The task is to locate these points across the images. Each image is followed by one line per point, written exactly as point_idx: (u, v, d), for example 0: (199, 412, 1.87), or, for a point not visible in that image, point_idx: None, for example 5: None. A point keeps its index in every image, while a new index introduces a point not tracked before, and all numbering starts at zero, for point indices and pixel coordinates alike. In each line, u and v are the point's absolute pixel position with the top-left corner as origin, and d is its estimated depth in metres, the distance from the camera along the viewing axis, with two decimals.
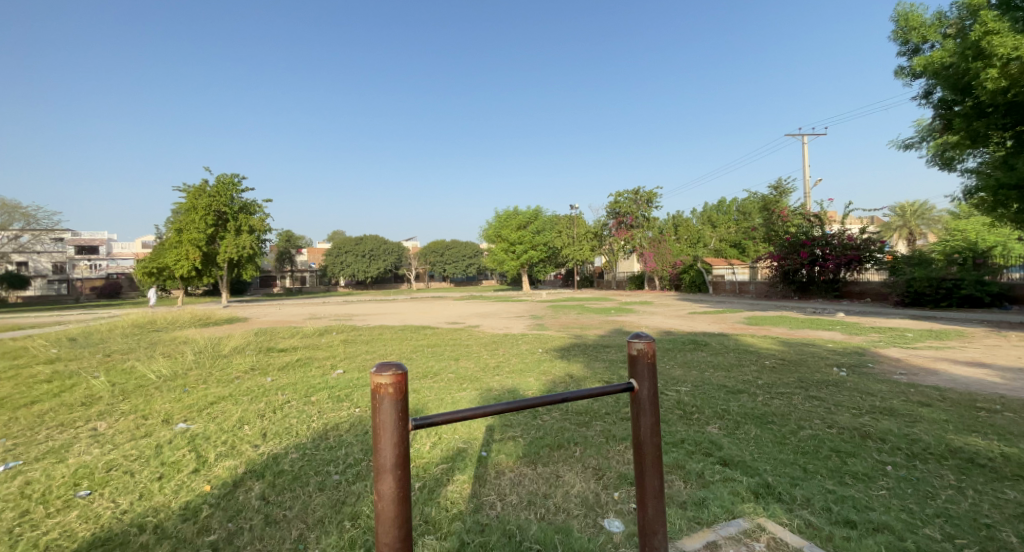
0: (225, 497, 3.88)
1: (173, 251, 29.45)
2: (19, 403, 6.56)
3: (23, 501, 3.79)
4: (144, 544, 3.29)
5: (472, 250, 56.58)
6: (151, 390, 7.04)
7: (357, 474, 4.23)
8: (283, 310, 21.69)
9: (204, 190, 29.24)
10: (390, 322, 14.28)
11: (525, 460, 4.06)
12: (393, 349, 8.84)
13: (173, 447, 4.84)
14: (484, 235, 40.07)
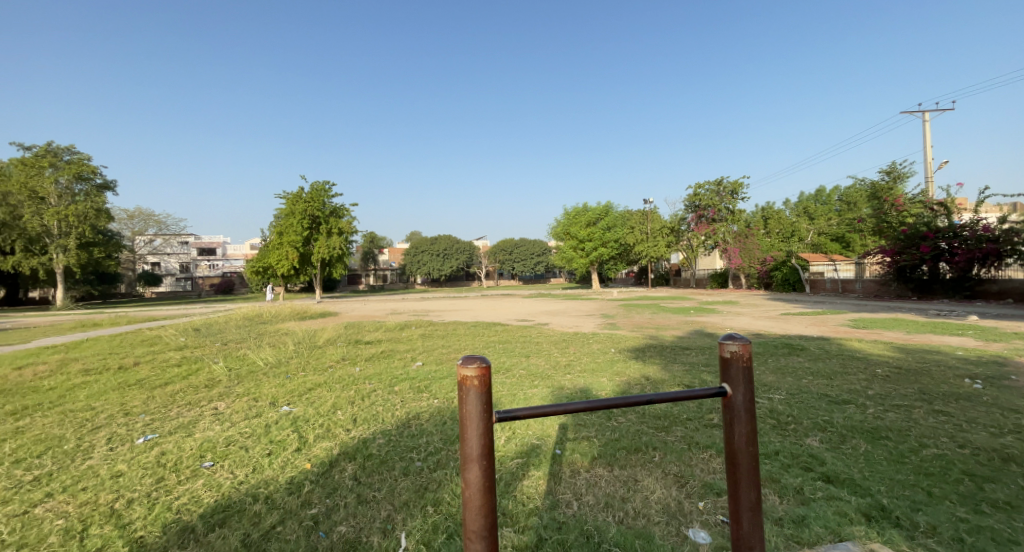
0: (323, 475, 4.08)
1: (275, 252, 31.24)
2: (156, 383, 7.36)
3: (161, 468, 4.21)
4: (257, 512, 3.52)
5: (540, 248, 56.35)
6: (260, 375, 7.62)
7: (438, 461, 4.33)
8: (369, 306, 22.77)
9: (300, 197, 31.41)
10: (465, 318, 14.56)
11: (600, 461, 3.93)
12: (467, 344, 8.93)
13: (278, 427, 5.18)
14: (554, 232, 39.91)
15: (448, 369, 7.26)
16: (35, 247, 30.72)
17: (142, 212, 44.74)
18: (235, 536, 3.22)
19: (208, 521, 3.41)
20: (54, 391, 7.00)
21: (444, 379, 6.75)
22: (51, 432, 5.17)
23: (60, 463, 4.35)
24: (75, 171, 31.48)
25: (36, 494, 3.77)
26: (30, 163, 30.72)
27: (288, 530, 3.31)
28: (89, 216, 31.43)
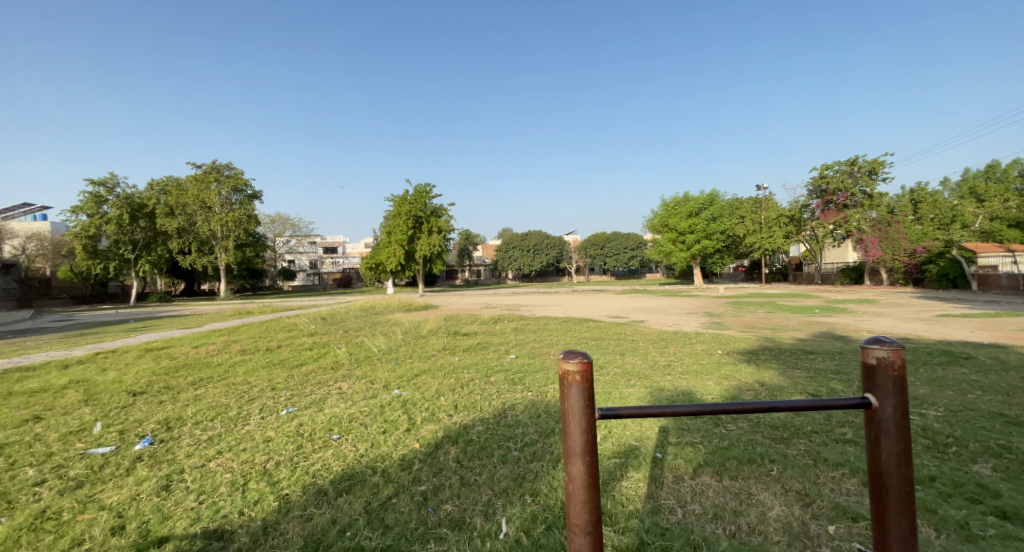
0: (430, 456, 4.47)
1: (386, 251, 33.62)
2: (292, 363, 8.35)
3: (300, 437, 4.90)
4: (376, 483, 3.97)
5: (634, 242, 53.14)
6: (374, 360, 8.26)
7: (534, 453, 4.44)
8: (467, 299, 23.54)
9: (405, 199, 33.17)
10: (556, 313, 14.55)
11: (707, 470, 3.62)
12: (560, 339, 8.83)
13: (390, 408, 5.68)
14: (650, 224, 38.68)
15: (542, 362, 7.16)
16: (202, 247, 35.69)
17: (280, 217, 48.79)
18: (359, 503, 3.66)
19: (337, 486, 3.92)
20: (217, 368, 8.31)
21: (538, 372, 6.66)
22: (218, 402, 6.22)
23: (226, 427, 5.24)
24: (233, 183, 35.47)
25: (209, 451, 4.58)
26: (199, 177, 34.94)
27: (402, 502, 3.69)
28: (243, 221, 35.80)
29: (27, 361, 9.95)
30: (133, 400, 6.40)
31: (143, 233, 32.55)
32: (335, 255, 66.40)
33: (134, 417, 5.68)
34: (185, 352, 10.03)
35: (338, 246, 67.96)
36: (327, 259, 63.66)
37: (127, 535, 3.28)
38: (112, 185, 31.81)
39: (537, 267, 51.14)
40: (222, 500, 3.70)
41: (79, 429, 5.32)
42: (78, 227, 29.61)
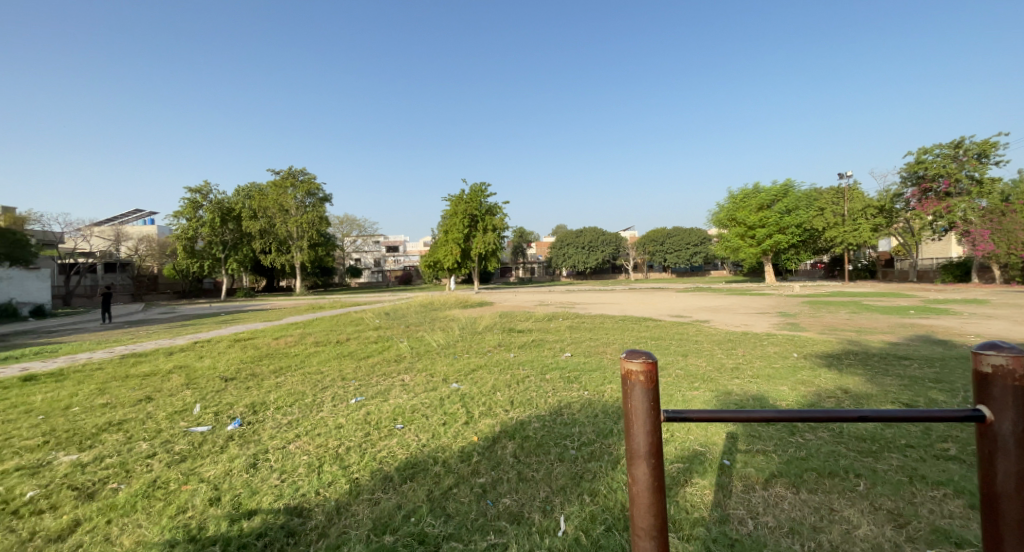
0: (488, 449, 4.47)
1: (441, 247, 34.78)
2: (359, 355, 8.70)
3: (367, 425, 5.12)
4: (437, 473, 4.07)
5: (698, 237, 50.32)
6: (433, 354, 8.41)
7: (592, 453, 4.32)
8: (523, 297, 23.61)
9: (461, 198, 33.62)
10: (613, 311, 14.25)
11: (782, 481, 3.37)
12: (618, 338, 8.60)
13: (449, 401, 5.76)
14: (716, 218, 37.30)
15: (597, 362, 6.95)
16: (281, 246, 37.63)
17: (348, 218, 51.23)
18: (421, 491, 3.77)
19: (402, 473, 4.07)
20: (294, 357, 8.86)
21: (594, 372, 6.48)
22: (295, 389, 6.61)
23: (303, 413, 5.59)
24: (306, 187, 37.08)
25: (288, 435, 4.92)
26: (278, 182, 36.90)
27: (461, 493, 3.77)
28: (316, 223, 37.28)
29: (135, 347, 11.02)
30: (225, 384, 6.98)
31: (232, 234, 35.59)
32: (396, 252, 68.33)
33: (226, 400, 6.19)
34: (267, 342, 10.74)
35: (400, 244, 69.75)
36: (389, 258, 65.37)
37: (222, 505, 3.62)
38: (208, 191, 34.63)
39: (593, 264, 50.26)
40: (301, 479, 3.97)
41: (180, 410, 5.88)
42: (180, 229, 33.51)
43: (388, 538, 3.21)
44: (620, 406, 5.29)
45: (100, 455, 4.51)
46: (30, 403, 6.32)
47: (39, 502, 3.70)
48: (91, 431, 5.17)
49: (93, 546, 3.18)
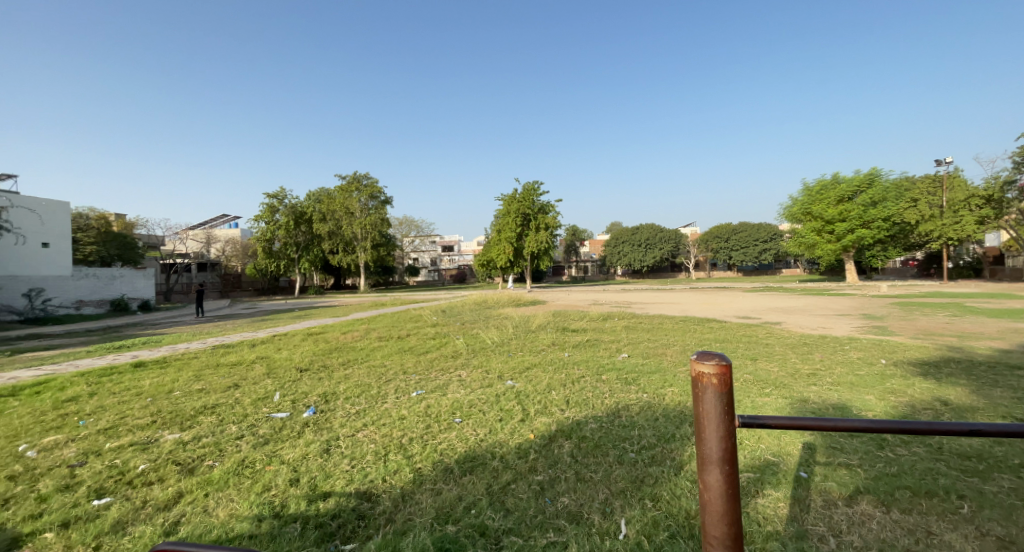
0: (545, 447, 4.38)
1: (496, 247, 35.09)
2: (419, 350, 8.87)
3: (427, 417, 5.19)
4: (496, 468, 4.06)
5: (768, 232, 47.62)
6: (487, 351, 8.44)
7: (653, 457, 4.15)
8: (576, 296, 23.45)
9: (514, 198, 33.68)
10: (672, 311, 13.80)
11: (869, 498, 3.10)
12: (677, 340, 8.30)
13: (505, 398, 5.73)
14: (789, 213, 35.39)
15: (656, 365, 6.70)
16: (347, 247, 39.60)
17: (405, 220, 53.03)
18: (481, 484, 3.79)
19: (461, 466, 4.10)
20: (360, 351, 9.16)
21: (653, 374, 6.25)
22: (362, 381, 6.82)
23: (369, 404, 5.76)
24: (370, 191, 38.40)
25: (356, 423, 5.09)
26: (344, 186, 38.35)
27: (520, 489, 3.73)
28: (379, 224, 38.73)
29: (222, 339, 11.85)
30: (300, 375, 7.32)
31: (305, 236, 37.24)
32: (451, 251, 69.58)
33: (302, 389, 6.48)
34: (335, 336, 11.20)
35: (455, 244, 70.95)
36: (445, 257, 66.47)
37: (300, 486, 3.84)
38: (284, 197, 36.35)
39: (649, 263, 48.99)
40: (369, 466, 4.13)
41: (262, 397, 6.21)
42: (259, 232, 35.14)
43: (450, 529, 3.26)
44: (682, 409, 5.06)
45: (197, 435, 4.90)
46: (141, 386, 6.94)
47: (149, 474, 4.08)
48: (189, 413, 5.60)
49: (191, 517, 3.46)
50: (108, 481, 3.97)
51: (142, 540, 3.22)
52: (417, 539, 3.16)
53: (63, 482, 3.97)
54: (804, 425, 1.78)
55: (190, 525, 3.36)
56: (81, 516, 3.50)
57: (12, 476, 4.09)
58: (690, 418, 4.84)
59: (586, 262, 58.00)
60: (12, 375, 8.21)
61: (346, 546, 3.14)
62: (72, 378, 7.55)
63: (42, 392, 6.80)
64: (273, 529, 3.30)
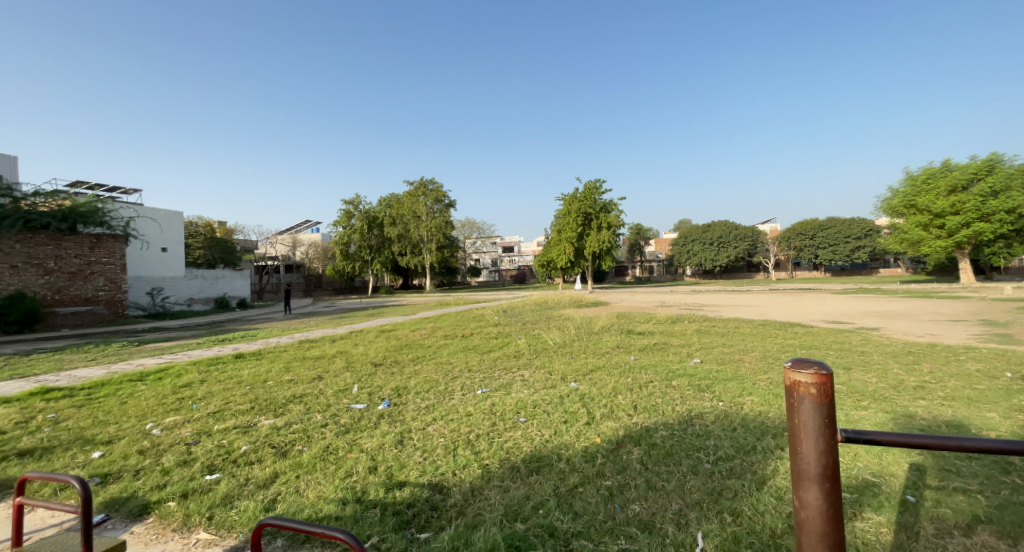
0: (613, 452, 4.20)
1: (556, 247, 34.93)
2: (482, 349, 8.89)
3: (493, 415, 5.15)
4: (563, 470, 3.92)
5: (864, 227, 43.78)
6: (550, 352, 8.30)
7: (731, 469, 3.85)
8: (641, 296, 22.86)
9: (575, 197, 33.34)
10: (749, 314, 13.03)
11: (994, 530, 2.69)
12: (755, 346, 7.78)
13: (570, 400, 5.57)
14: (889, 205, 32.57)
15: (732, 372, 6.28)
16: (415, 249, 40.56)
17: (468, 222, 54.44)
18: (548, 485, 3.67)
19: (528, 465, 4.00)
20: (428, 348, 9.32)
21: (730, 381, 5.88)
22: (430, 377, 6.91)
23: (438, 399, 5.81)
24: (435, 195, 39.15)
25: (427, 418, 5.14)
26: (411, 191, 39.38)
27: (588, 493, 3.58)
28: (444, 227, 39.48)
29: (305, 334, 12.53)
30: (375, 369, 7.54)
31: (377, 239, 39.50)
32: (512, 252, 70.01)
33: (378, 383, 6.66)
34: (405, 334, 11.50)
35: (515, 245, 71.16)
36: (505, 258, 66.78)
37: (378, 474, 3.92)
38: (359, 203, 38.60)
39: (723, 263, 46.99)
40: (440, 459, 4.13)
41: (341, 388, 6.45)
42: (337, 236, 37.99)
43: (520, 526, 3.18)
44: (763, 420, 4.68)
45: (289, 421, 5.15)
46: (240, 375, 7.44)
47: (249, 455, 4.33)
48: (281, 401, 5.91)
49: (286, 496, 3.61)
50: (217, 459, 4.26)
51: (246, 513, 3.38)
52: (488, 534, 3.10)
53: (181, 458, 4.29)
54: (923, 443, 1.59)
55: (285, 503, 3.51)
56: (197, 489, 3.76)
57: (138, 450, 4.48)
58: (773, 430, 4.46)
59: (652, 261, 56.24)
60: (134, 363, 9.10)
61: (421, 535, 3.16)
62: (183, 367, 8.25)
63: (162, 378, 7.46)
64: (356, 512, 3.37)
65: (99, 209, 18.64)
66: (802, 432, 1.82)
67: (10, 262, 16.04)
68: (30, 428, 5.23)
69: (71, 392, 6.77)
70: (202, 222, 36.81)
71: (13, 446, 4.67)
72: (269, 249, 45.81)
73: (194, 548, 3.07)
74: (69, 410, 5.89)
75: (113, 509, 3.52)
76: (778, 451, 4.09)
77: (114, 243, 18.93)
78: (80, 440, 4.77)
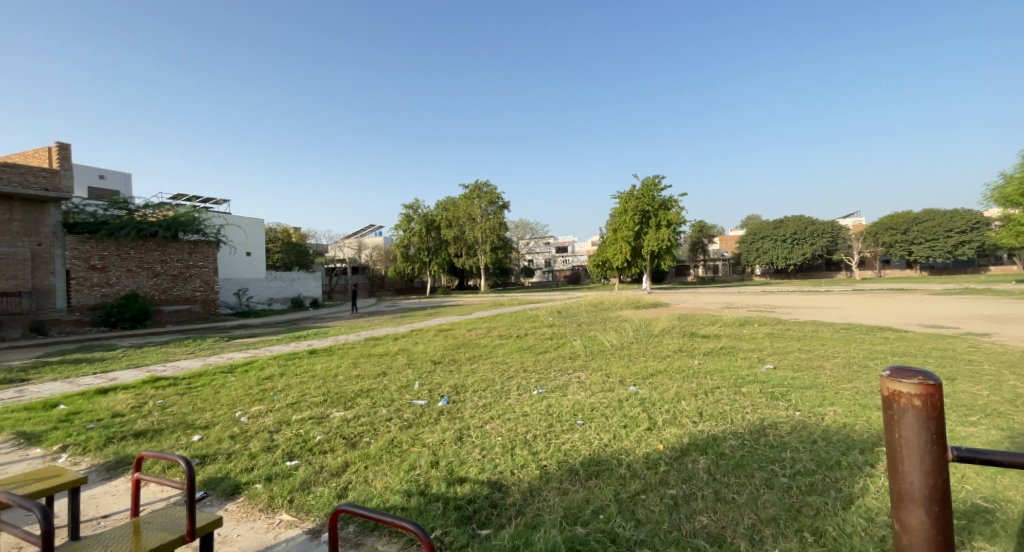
0: (677, 460, 3.96)
1: (612, 247, 34.38)
2: (538, 350, 8.77)
3: (549, 416, 5.02)
4: (623, 475, 3.74)
5: (971, 219, 39.45)
6: (608, 354, 8.06)
7: (812, 486, 3.51)
8: (704, 298, 21.85)
9: (633, 194, 32.61)
10: (828, 318, 12.11)
11: None
12: (837, 352, 7.20)
13: (629, 404, 5.35)
14: (1001, 196, 29.38)
15: (810, 380, 5.81)
16: (470, 251, 40.97)
17: (524, 222, 54.67)
18: (609, 491, 3.51)
19: (587, 469, 3.84)
20: (484, 347, 9.32)
21: (808, 390, 5.43)
22: (486, 376, 6.87)
23: (495, 398, 5.75)
24: (490, 197, 39.66)
25: (484, 416, 5.09)
26: (467, 194, 40.08)
27: (651, 501, 3.38)
28: (498, 228, 39.83)
29: (369, 332, 12.90)
30: (433, 366, 7.62)
31: (435, 242, 40.24)
32: (566, 253, 69.39)
33: (437, 380, 6.70)
34: (462, 333, 11.58)
35: (569, 245, 70.42)
36: (559, 258, 66.03)
37: (440, 469, 3.90)
38: (418, 207, 39.65)
39: (796, 261, 44.22)
40: (498, 457, 4.07)
41: (404, 385, 6.54)
42: (398, 239, 39.14)
43: (580, 530, 3.04)
44: (847, 434, 4.28)
45: (357, 414, 5.26)
46: (314, 369, 7.75)
47: (324, 444, 4.44)
48: (350, 395, 6.08)
49: (356, 485, 3.67)
50: (297, 447, 4.40)
51: (321, 499, 3.46)
52: (548, 535, 2.99)
53: (265, 444, 4.48)
54: None
55: (357, 492, 3.56)
56: (279, 473, 3.89)
57: (230, 435, 4.73)
58: (861, 444, 4.05)
59: (716, 260, 53.81)
60: (224, 356, 9.72)
61: (482, 531, 3.10)
62: (265, 361, 8.70)
63: (248, 371, 7.91)
64: (420, 505, 3.37)
65: (196, 217, 20.00)
66: (904, 449, 1.58)
67: (126, 266, 17.74)
68: (142, 412, 5.66)
69: (174, 381, 7.30)
70: (279, 227, 39.10)
71: (130, 427, 5.06)
72: (337, 252, 47.94)
73: (277, 529, 3.16)
74: (173, 397, 6.34)
75: (211, 487, 3.71)
76: (866, 468, 3.71)
77: (208, 249, 20.35)
78: (182, 425, 5.11)
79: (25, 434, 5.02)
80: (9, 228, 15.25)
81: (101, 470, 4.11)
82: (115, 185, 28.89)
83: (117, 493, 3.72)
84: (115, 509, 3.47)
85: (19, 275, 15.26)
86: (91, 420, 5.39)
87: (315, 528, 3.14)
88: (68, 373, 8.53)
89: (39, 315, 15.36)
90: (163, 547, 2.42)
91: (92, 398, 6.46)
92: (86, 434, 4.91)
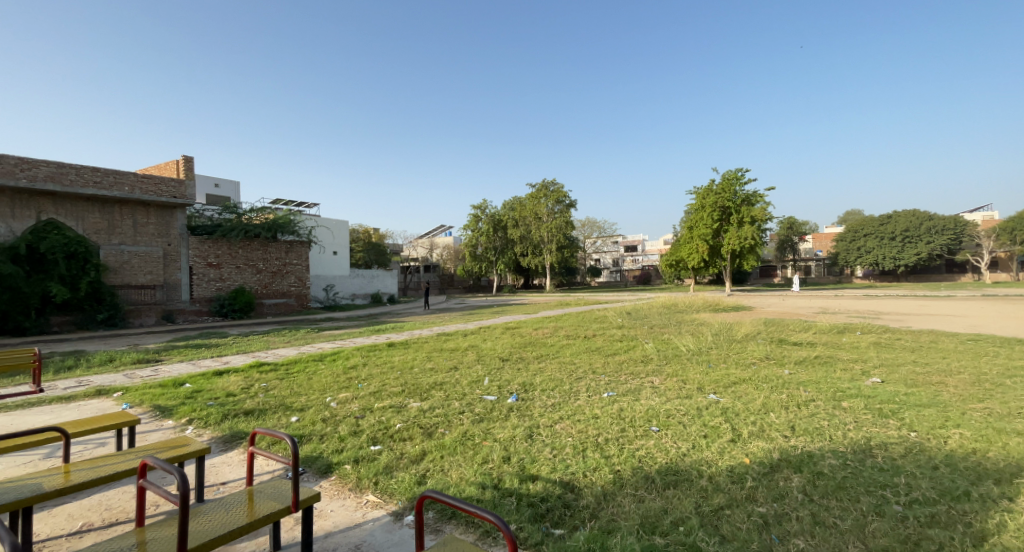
0: (767, 476, 3.64)
1: (688, 245, 33.14)
2: (607, 351, 8.52)
3: (621, 420, 4.83)
4: (704, 488, 3.48)
5: None
6: (684, 359, 7.67)
7: (933, 518, 3.06)
8: (793, 302, 20.31)
9: (712, 189, 31.07)
10: (952, 327, 10.77)
11: None
12: (964, 367, 6.37)
13: (709, 413, 5.02)
14: None
15: (928, 398, 5.16)
16: (536, 250, 41.12)
17: (592, 222, 54.05)
18: (689, 502, 3.28)
19: (664, 478, 3.62)
20: (552, 346, 9.23)
21: (925, 409, 4.84)
22: (555, 376, 6.76)
23: (564, 398, 5.64)
24: (555, 195, 38.48)
25: (553, 415, 4.99)
26: (533, 193, 39.39)
27: (737, 517, 3.12)
28: (563, 227, 39.04)
29: (443, 327, 13.21)
30: (503, 364, 7.62)
31: (501, 241, 40.73)
32: (635, 251, 67.21)
33: (507, 377, 6.69)
34: (530, 331, 11.53)
35: (638, 244, 68.43)
36: (628, 257, 63.80)
37: (512, 464, 3.85)
38: (486, 207, 40.26)
39: (909, 261, 39.96)
40: (569, 459, 3.94)
41: (474, 380, 6.59)
42: (466, 239, 39.99)
43: (658, 540, 2.87)
44: (977, 462, 3.75)
45: (432, 405, 5.36)
46: (391, 362, 8.00)
47: (403, 432, 4.54)
48: (425, 386, 6.20)
49: (433, 473, 3.70)
50: (379, 433, 4.53)
51: (403, 484, 3.51)
52: (624, 542, 2.85)
53: (352, 428, 4.64)
54: None
55: (434, 480, 3.59)
56: (363, 457, 4.00)
57: (322, 418, 4.97)
58: (997, 475, 3.53)
59: (808, 260, 49.72)
60: (315, 346, 10.32)
61: (556, 531, 3.01)
62: (351, 351, 9.12)
63: (336, 360, 8.34)
64: (494, 498, 3.33)
65: (291, 219, 21.24)
66: None
67: (235, 263, 19.35)
68: (249, 393, 6.09)
69: (275, 367, 7.81)
70: (360, 227, 41.10)
71: (241, 406, 5.46)
72: (411, 251, 49.58)
73: (365, 508, 3.25)
74: (274, 381, 6.77)
75: (308, 464, 3.91)
76: (1001, 502, 3.21)
77: (302, 248, 21.61)
78: (283, 406, 5.44)
79: (160, 407, 5.57)
80: (147, 230, 17.12)
81: (220, 442, 4.45)
82: (227, 192, 31.54)
83: (232, 463, 4.00)
84: (231, 477, 3.73)
85: (154, 271, 17.20)
86: (211, 397, 5.89)
87: (399, 511, 3.19)
88: (189, 355, 9.45)
89: (169, 305, 17.32)
90: (272, 517, 2.53)
91: (210, 378, 7.09)
92: (207, 410, 5.35)
